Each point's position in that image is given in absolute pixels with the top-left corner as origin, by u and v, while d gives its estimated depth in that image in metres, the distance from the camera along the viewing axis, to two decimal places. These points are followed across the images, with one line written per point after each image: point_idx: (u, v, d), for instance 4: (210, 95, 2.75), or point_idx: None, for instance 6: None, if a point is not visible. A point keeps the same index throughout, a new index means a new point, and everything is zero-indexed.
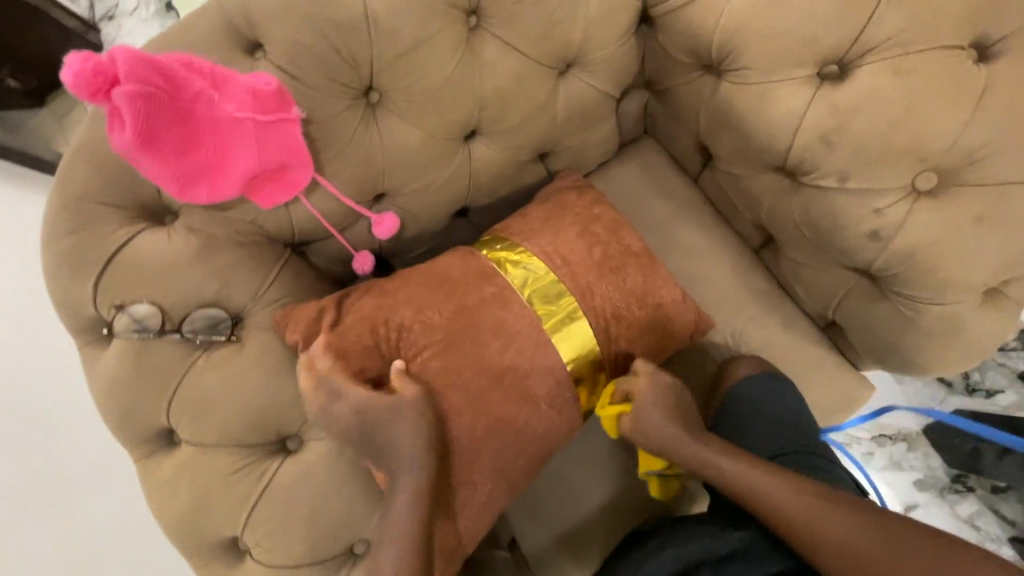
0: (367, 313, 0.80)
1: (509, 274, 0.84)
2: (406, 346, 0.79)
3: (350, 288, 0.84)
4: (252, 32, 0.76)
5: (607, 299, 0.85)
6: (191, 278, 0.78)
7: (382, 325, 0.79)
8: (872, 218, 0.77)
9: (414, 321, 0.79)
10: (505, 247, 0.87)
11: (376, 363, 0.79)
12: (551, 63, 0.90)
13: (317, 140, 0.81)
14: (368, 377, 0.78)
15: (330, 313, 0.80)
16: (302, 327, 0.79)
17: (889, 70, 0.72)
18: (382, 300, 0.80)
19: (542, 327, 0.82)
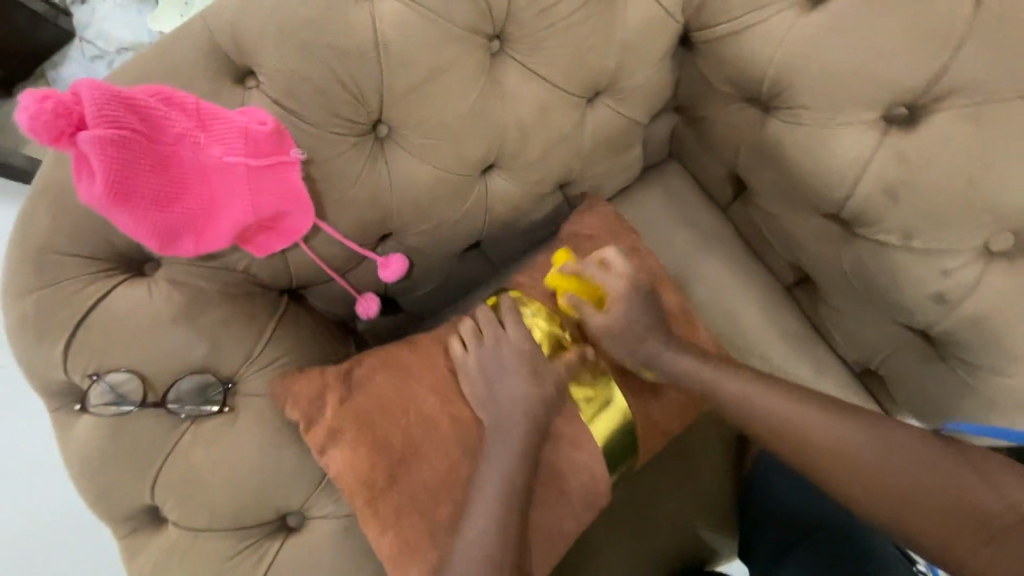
0: (384, 396, 0.72)
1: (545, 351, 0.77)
2: (429, 438, 0.71)
3: (361, 356, 0.75)
4: (243, 59, 0.66)
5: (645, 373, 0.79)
6: (177, 342, 0.69)
7: (402, 414, 0.71)
8: (938, 280, 0.71)
9: (441, 413, 0.72)
10: (538, 315, 0.79)
11: (392, 456, 0.69)
12: (580, 92, 0.80)
13: (318, 182, 0.71)
14: (384, 472, 0.68)
15: (338, 390, 0.71)
16: (303, 404, 0.70)
17: (969, 119, 0.63)
18: (402, 378, 0.73)
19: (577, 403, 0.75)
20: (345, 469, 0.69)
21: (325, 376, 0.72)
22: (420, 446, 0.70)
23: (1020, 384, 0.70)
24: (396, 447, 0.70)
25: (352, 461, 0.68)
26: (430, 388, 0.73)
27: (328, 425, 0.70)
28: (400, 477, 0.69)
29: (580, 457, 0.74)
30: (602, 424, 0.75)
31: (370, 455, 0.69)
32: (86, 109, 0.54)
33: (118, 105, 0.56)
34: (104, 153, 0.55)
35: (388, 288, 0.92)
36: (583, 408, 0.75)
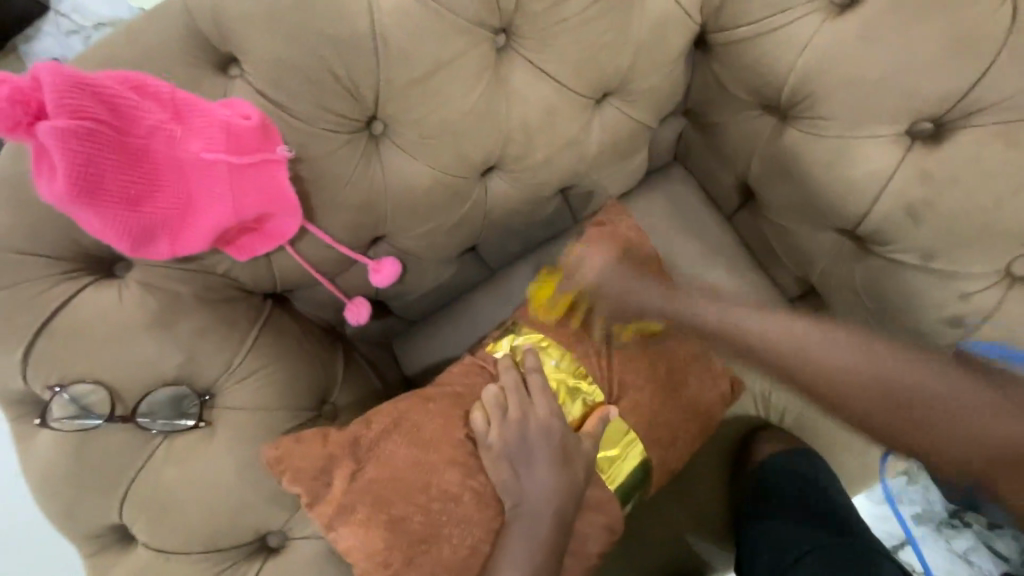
0: (399, 471, 0.66)
1: (566, 405, 0.73)
2: (451, 517, 0.66)
3: (369, 419, 0.69)
4: (227, 46, 0.60)
5: (663, 419, 0.76)
6: (150, 352, 0.64)
7: (420, 491, 0.66)
8: (957, 303, 0.69)
9: (463, 488, 0.67)
10: (561, 364, 0.75)
11: (408, 535, 0.65)
12: (590, 93, 0.75)
13: (306, 182, 0.66)
14: (400, 552, 0.65)
15: (346, 465, 0.66)
16: (307, 481, 0.65)
17: (996, 138, 0.61)
18: (420, 453, 0.67)
19: (598, 460, 0.73)
20: (356, 546, 0.65)
21: (327, 447, 0.67)
22: (439, 522, 0.66)
23: None
24: (414, 527, 0.65)
25: (364, 540, 0.64)
26: (448, 460, 0.68)
27: (335, 499, 0.65)
28: (416, 557, 0.65)
29: (580, 481, 0.71)
30: (620, 476, 0.74)
31: (384, 536, 0.64)
32: (45, 96, 0.49)
33: (82, 93, 0.50)
34: (66, 147, 0.49)
35: (379, 293, 0.87)
36: (602, 463, 0.73)
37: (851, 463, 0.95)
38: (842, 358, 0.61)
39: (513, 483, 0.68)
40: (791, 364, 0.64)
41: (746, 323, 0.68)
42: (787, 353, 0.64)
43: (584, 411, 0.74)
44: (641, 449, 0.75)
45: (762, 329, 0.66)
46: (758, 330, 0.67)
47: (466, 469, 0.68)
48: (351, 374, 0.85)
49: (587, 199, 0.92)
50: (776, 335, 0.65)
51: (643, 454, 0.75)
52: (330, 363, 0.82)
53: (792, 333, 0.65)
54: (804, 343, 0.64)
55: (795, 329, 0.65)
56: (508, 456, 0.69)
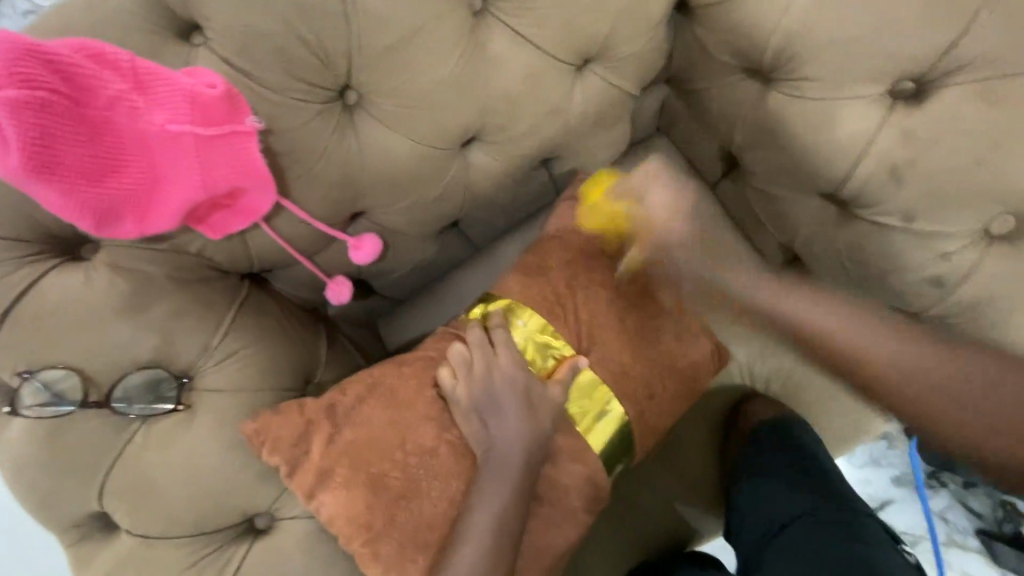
0: (378, 430, 0.67)
1: (535, 360, 0.74)
2: (426, 472, 0.67)
3: (345, 385, 0.70)
4: (188, 11, 0.57)
5: (639, 375, 0.76)
6: (123, 335, 0.62)
7: (396, 449, 0.67)
8: (935, 263, 0.69)
9: (439, 442, 0.68)
10: (528, 323, 0.74)
11: (388, 493, 0.66)
12: (570, 59, 0.73)
13: (279, 156, 0.64)
14: (381, 512, 0.65)
15: (323, 429, 0.67)
16: (285, 450, 0.66)
17: (978, 95, 0.61)
18: (395, 413, 0.68)
19: (571, 416, 0.73)
20: (338, 511, 0.66)
21: (306, 414, 0.68)
22: (417, 481, 0.67)
23: None
24: (393, 484, 0.66)
25: (342, 502, 0.65)
26: (423, 417, 0.69)
27: (315, 464, 0.66)
28: (396, 516, 0.66)
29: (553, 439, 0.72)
30: (599, 440, 0.74)
31: (365, 497, 0.65)
32: None
33: (32, 61, 0.47)
34: (17, 119, 0.47)
35: (361, 271, 0.85)
36: (575, 417, 0.73)
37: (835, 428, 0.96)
38: (888, 345, 0.65)
39: (498, 455, 0.69)
40: (867, 353, 0.65)
41: (795, 306, 0.68)
42: (848, 351, 0.66)
43: (551, 365, 0.74)
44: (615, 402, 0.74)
45: (826, 322, 0.66)
46: (797, 309, 0.68)
47: (440, 423, 0.69)
48: (335, 354, 0.83)
49: (571, 171, 0.91)
50: (837, 331, 0.66)
51: (619, 409, 0.75)
52: (313, 344, 0.80)
53: (862, 334, 0.65)
54: (857, 319, 0.66)
55: (839, 304, 0.67)
56: (477, 408, 0.70)
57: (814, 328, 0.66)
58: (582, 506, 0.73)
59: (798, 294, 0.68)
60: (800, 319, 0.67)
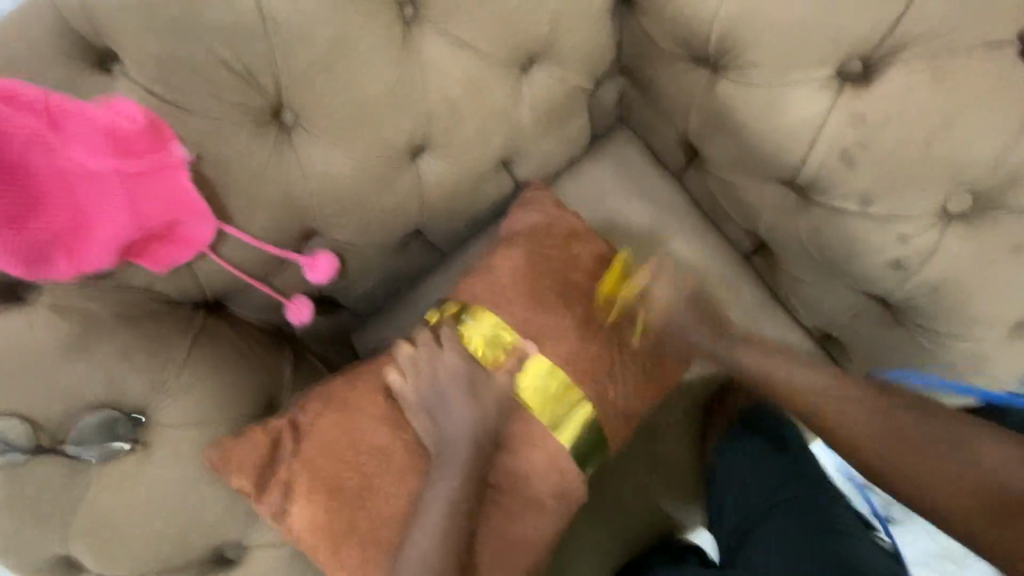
0: (329, 439, 0.68)
1: (488, 359, 0.71)
2: (382, 471, 0.68)
3: (303, 399, 0.71)
4: (103, 42, 0.55)
5: (602, 364, 0.73)
6: (72, 378, 0.61)
7: (349, 451, 0.68)
8: (895, 245, 0.67)
9: (393, 442, 0.69)
10: (475, 318, 0.73)
11: (346, 495, 0.67)
12: (513, 60, 0.72)
13: (215, 184, 0.62)
14: (342, 519, 0.66)
15: (285, 442, 0.68)
16: (250, 472, 0.66)
17: (924, 72, 0.59)
18: (349, 427, 0.69)
19: (536, 416, 0.70)
20: (304, 526, 0.66)
21: (271, 425, 0.69)
22: (373, 478, 0.67)
23: (979, 345, 0.69)
24: (349, 486, 0.67)
25: (308, 518, 0.66)
26: (376, 419, 0.69)
27: (280, 482, 0.67)
28: (356, 519, 0.66)
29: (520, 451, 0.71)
30: (572, 435, 0.71)
31: (325, 506, 0.66)
32: None
33: None
34: None
35: (323, 290, 0.84)
36: (542, 417, 0.70)
37: None
38: (857, 412, 0.66)
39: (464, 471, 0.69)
40: (835, 421, 0.66)
41: (794, 380, 0.69)
42: (813, 411, 0.67)
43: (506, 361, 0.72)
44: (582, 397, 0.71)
45: (811, 380, 0.68)
46: (788, 376, 0.69)
47: (393, 423, 0.70)
48: (302, 374, 0.82)
49: (531, 171, 0.89)
50: (822, 389, 0.67)
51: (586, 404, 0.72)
52: (276, 368, 0.79)
53: (841, 399, 0.66)
54: (837, 396, 0.67)
55: (831, 382, 0.68)
56: (425, 405, 0.70)
57: (785, 382, 0.69)
58: (550, 497, 0.71)
59: (801, 371, 0.69)
60: (795, 390, 0.69)
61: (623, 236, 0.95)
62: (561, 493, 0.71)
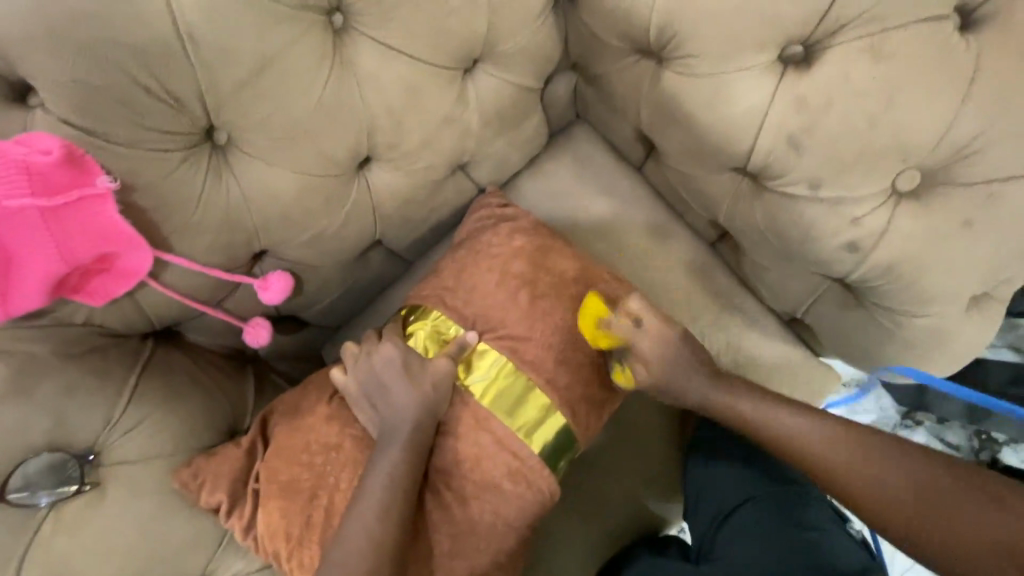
0: (283, 444, 0.71)
1: (427, 348, 0.75)
2: (335, 466, 0.70)
3: (272, 407, 0.76)
4: (13, 72, 0.53)
5: (550, 347, 0.75)
6: (11, 423, 0.59)
7: (303, 452, 0.70)
8: (850, 228, 0.66)
9: (343, 438, 0.72)
10: (419, 316, 0.77)
11: (300, 498, 0.68)
12: (454, 64, 0.70)
13: (148, 211, 0.60)
14: (298, 519, 0.68)
15: (255, 451, 0.72)
16: (223, 487, 0.67)
17: (864, 52, 0.58)
18: (307, 438, 0.71)
19: (482, 402, 0.73)
20: (264, 533, 0.68)
21: (240, 439, 0.72)
22: (328, 476, 0.69)
23: (936, 320, 0.69)
24: (303, 487, 0.69)
25: (269, 522, 0.68)
26: (325, 419, 0.72)
27: (252, 491, 0.69)
28: (312, 517, 0.68)
29: (480, 451, 0.73)
30: (519, 416, 0.73)
31: (281, 507, 0.68)
32: None
33: None
34: None
35: (281, 308, 0.83)
36: (487, 402, 0.73)
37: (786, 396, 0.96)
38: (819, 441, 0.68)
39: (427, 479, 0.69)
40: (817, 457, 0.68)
41: (778, 424, 0.71)
42: (800, 447, 0.69)
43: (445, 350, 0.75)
44: (526, 379, 0.74)
45: (792, 424, 0.70)
46: (775, 422, 0.71)
47: (343, 420, 0.73)
48: (264, 394, 0.81)
49: (487, 173, 0.88)
50: (773, 424, 0.71)
51: (531, 386, 0.74)
52: (237, 392, 0.78)
53: (836, 444, 0.67)
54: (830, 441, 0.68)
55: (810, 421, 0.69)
56: (369, 398, 0.72)
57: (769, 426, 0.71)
58: (505, 478, 0.72)
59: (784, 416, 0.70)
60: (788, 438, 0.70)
61: (587, 232, 0.94)
62: (520, 478, 0.72)
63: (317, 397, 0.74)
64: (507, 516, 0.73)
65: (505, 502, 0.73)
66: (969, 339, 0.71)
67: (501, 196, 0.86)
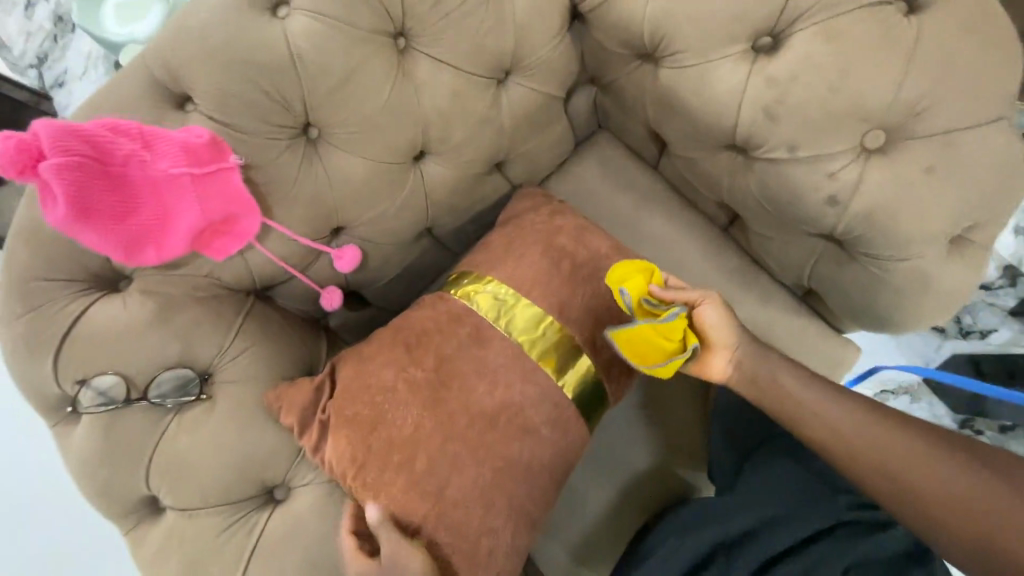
0: (349, 385, 0.79)
1: (482, 308, 0.82)
2: (392, 404, 0.76)
3: (339, 358, 0.83)
4: (179, 87, 0.76)
5: (584, 302, 0.85)
6: (154, 343, 0.77)
7: (365, 390, 0.77)
8: (827, 183, 0.76)
9: (397, 380, 0.77)
10: (473, 279, 0.85)
11: (362, 427, 0.76)
12: (490, 74, 0.89)
13: (261, 185, 0.80)
14: (361, 444, 0.75)
15: (324, 391, 0.80)
16: (297, 411, 0.78)
17: (819, 35, 0.71)
18: (367, 378, 0.78)
19: (527, 353, 0.80)
20: (333, 455, 0.76)
21: (312, 380, 0.81)
22: (385, 413, 0.76)
23: (921, 264, 0.76)
24: (364, 419, 0.76)
25: (338, 448, 0.76)
26: (383, 362, 0.79)
27: (319, 421, 0.78)
28: (372, 443, 0.75)
29: (525, 393, 0.79)
30: (561, 368, 0.81)
31: (347, 435, 0.76)
32: (43, 143, 0.64)
33: (71, 137, 0.65)
34: (62, 178, 0.64)
35: (351, 281, 1.00)
36: (536, 355, 0.81)
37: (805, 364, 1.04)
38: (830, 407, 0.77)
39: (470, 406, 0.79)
40: (918, 486, 0.69)
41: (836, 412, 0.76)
42: (858, 447, 0.73)
43: (496, 310, 0.82)
44: (569, 337, 0.82)
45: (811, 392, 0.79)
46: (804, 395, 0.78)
47: (398, 364, 0.78)
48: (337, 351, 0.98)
49: (521, 171, 1.05)
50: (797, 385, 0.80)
51: (572, 342, 0.82)
52: (314, 346, 0.95)
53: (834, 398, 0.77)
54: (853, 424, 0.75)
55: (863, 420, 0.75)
56: (423, 343, 0.80)
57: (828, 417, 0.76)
58: (545, 423, 0.79)
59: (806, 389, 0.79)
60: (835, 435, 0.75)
61: (613, 221, 1.09)
62: (557, 417, 0.80)
63: (379, 343, 0.81)
64: (546, 454, 0.79)
65: (541, 445, 0.79)
66: (957, 282, 0.78)
67: (533, 189, 1.00)
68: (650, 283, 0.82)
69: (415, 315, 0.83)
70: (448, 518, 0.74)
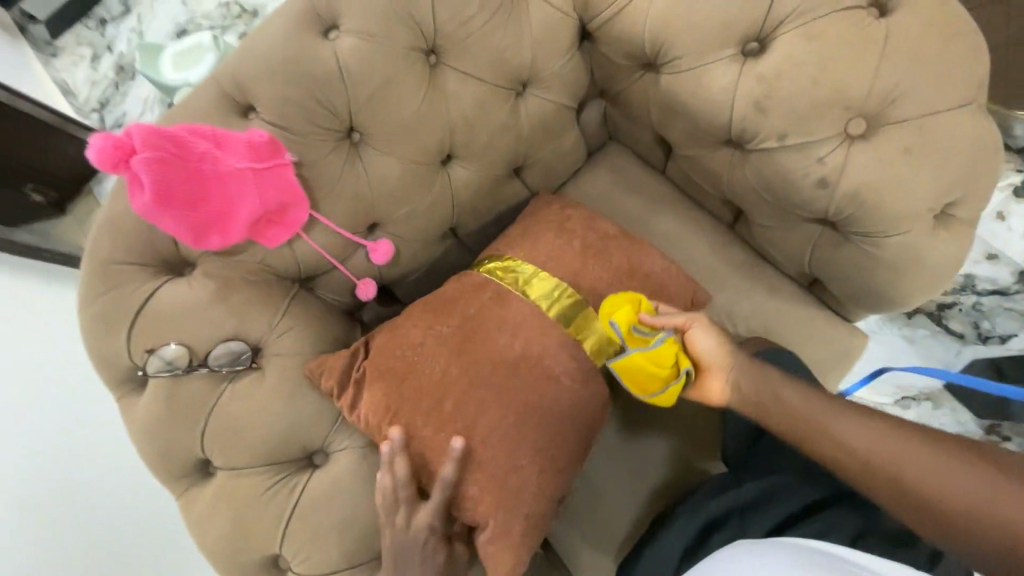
0: (382, 348, 0.87)
1: (506, 282, 0.90)
2: (422, 357, 0.85)
3: (374, 331, 0.91)
4: (243, 97, 0.88)
5: (597, 283, 0.92)
6: (211, 319, 0.87)
7: (397, 350, 0.86)
8: (817, 167, 0.83)
9: (425, 337, 0.86)
10: (496, 259, 0.94)
11: (394, 377, 0.85)
12: (510, 85, 1.00)
13: (309, 181, 0.91)
14: (394, 395, 0.84)
15: (358, 357, 0.88)
16: (337, 374, 0.86)
17: (800, 36, 0.81)
18: (399, 343, 0.87)
19: (545, 317, 0.88)
20: (369, 406, 0.85)
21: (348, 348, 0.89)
22: (417, 367, 0.85)
23: (909, 240, 0.83)
24: (395, 370, 0.85)
25: (373, 401, 0.85)
26: (414, 323, 0.88)
27: (355, 379, 0.86)
28: (405, 392, 0.84)
29: (544, 365, 0.86)
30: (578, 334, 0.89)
31: (382, 389, 0.85)
32: (134, 141, 0.76)
33: (157, 136, 0.78)
34: (150, 170, 0.76)
35: (384, 277, 1.09)
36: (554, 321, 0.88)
37: (812, 352, 1.08)
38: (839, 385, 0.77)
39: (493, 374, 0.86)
40: None
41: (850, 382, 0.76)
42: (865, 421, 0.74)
43: (518, 282, 0.91)
44: (584, 307, 0.90)
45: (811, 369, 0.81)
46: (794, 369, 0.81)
47: (426, 324, 0.87)
48: None
49: (537, 175, 1.15)
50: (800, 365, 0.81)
51: (587, 311, 0.89)
52: (350, 331, 1.03)
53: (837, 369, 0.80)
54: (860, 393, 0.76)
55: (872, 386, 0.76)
56: (449, 311, 0.88)
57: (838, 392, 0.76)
58: (563, 393, 0.86)
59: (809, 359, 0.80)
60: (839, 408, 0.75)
61: (624, 221, 1.17)
62: (574, 389, 0.86)
63: (409, 311, 0.90)
64: (564, 422, 0.85)
65: (560, 413, 0.85)
66: (943, 257, 0.84)
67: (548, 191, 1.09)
68: (639, 312, 0.87)
69: (441, 288, 0.92)
70: (471, 473, 0.81)
